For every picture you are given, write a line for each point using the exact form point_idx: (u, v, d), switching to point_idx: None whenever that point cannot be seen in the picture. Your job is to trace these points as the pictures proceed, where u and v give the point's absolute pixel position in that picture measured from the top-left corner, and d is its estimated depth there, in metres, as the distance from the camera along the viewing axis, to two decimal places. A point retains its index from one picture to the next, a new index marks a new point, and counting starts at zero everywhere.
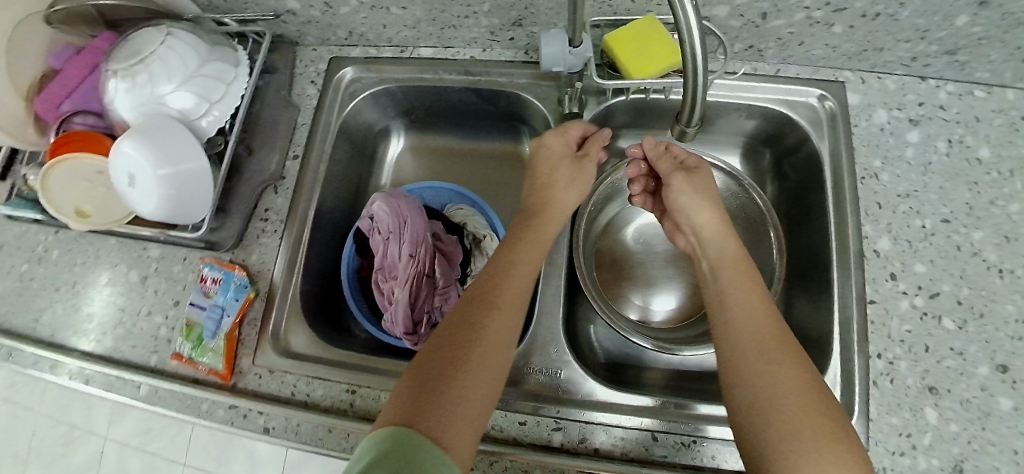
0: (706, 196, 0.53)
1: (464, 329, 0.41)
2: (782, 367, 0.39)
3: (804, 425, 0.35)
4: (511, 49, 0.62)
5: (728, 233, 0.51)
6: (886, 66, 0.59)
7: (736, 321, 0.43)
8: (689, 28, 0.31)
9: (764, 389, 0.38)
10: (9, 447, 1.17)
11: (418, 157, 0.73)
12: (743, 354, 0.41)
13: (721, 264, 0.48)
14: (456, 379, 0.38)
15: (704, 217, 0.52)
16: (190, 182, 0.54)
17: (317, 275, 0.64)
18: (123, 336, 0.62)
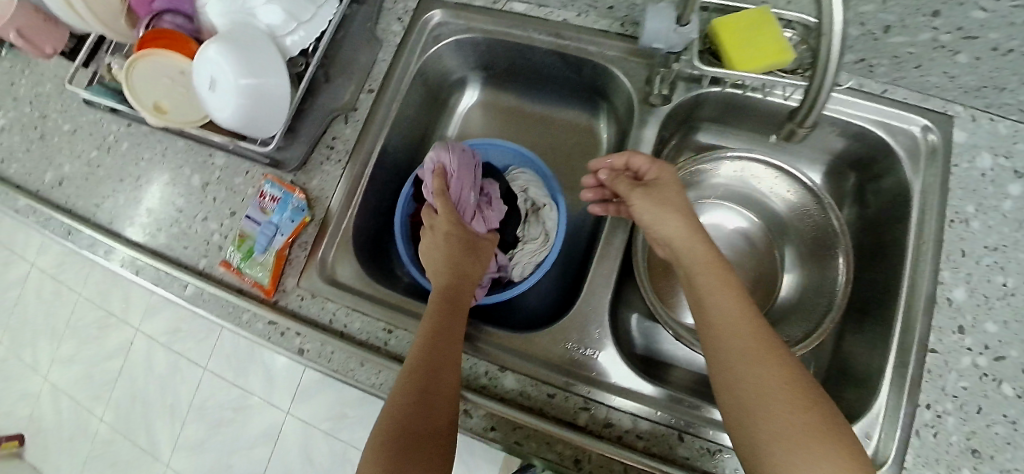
0: (675, 211, 0.49)
1: (433, 342, 0.46)
2: (787, 391, 0.39)
3: (816, 450, 0.36)
4: (607, 19, 0.59)
5: (700, 237, 0.48)
6: (1002, 108, 0.55)
7: (735, 346, 0.42)
8: (832, 24, 0.30)
9: (775, 421, 0.38)
10: (55, 318, 1.28)
11: (489, 113, 0.73)
12: (751, 381, 0.40)
13: (704, 278, 0.46)
14: (436, 387, 0.44)
15: (669, 231, 0.48)
16: (268, 96, 0.53)
17: (372, 211, 0.64)
18: (177, 236, 0.64)
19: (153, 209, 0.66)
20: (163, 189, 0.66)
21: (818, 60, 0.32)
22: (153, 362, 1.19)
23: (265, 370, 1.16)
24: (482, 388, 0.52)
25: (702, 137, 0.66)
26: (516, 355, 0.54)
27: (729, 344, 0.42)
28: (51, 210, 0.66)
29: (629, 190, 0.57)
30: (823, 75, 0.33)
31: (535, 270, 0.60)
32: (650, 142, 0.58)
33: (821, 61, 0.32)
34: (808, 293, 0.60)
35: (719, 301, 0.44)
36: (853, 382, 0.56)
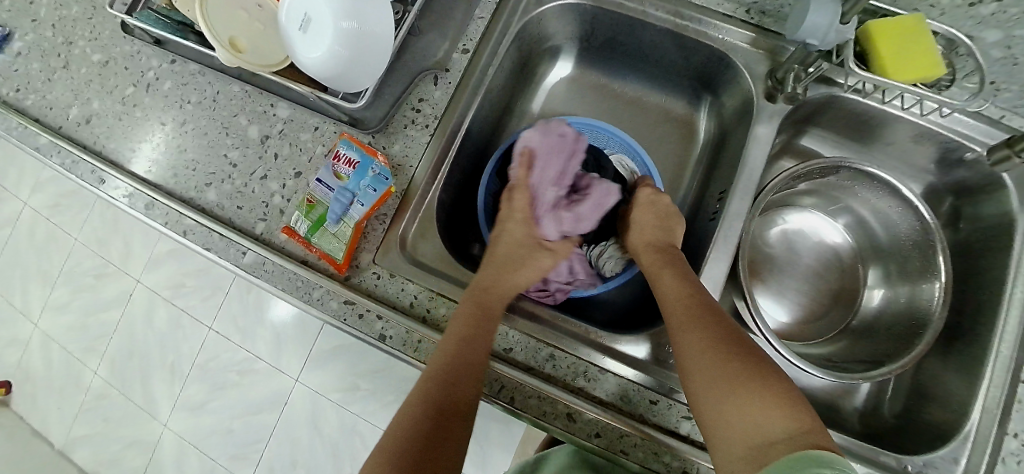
0: (642, 227, 0.55)
1: (455, 336, 0.45)
2: (713, 347, 0.41)
3: (741, 389, 0.38)
4: (732, 3, 0.55)
5: (660, 242, 0.53)
6: None
7: (675, 321, 0.45)
8: None
9: (703, 375, 0.40)
10: (47, 260, 1.19)
11: (577, 92, 0.67)
12: (687, 345, 0.43)
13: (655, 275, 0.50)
14: (455, 384, 0.43)
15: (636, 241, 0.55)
16: (365, 41, 0.47)
17: (454, 187, 0.59)
18: (231, 193, 0.57)
19: (200, 160, 0.58)
20: (213, 138, 0.58)
21: None
22: (153, 316, 1.12)
23: (275, 334, 1.08)
24: (580, 390, 0.48)
25: (804, 140, 0.65)
26: (614, 355, 0.50)
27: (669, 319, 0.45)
28: (83, 153, 0.59)
29: (742, 189, 0.53)
30: None
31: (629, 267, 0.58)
32: (762, 140, 0.54)
33: None
34: (896, 310, 0.58)
35: (663, 287, 0.48)
36: (935, 403, 0.56)
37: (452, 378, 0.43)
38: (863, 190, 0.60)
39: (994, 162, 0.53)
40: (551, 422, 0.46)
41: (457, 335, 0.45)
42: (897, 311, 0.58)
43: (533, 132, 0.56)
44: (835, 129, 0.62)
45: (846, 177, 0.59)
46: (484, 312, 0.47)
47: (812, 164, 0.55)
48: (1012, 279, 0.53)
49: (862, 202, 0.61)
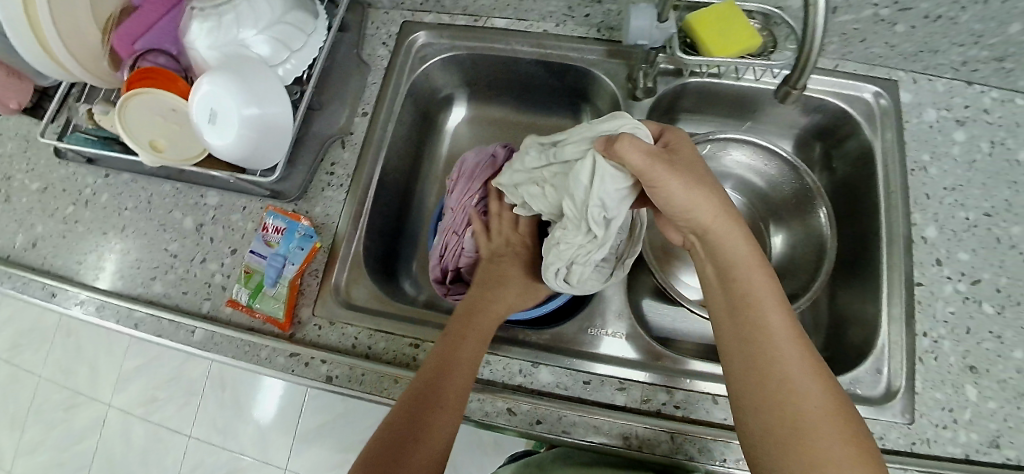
0: (696, 174, 0.42)
1: (442, 360, 0.46)
2: (794, 373, 0.38)
3: (826, 431, 0.35)
4: (584, 27, 0.64)
5: (726, 202, 0.43)
6: (937, 69, 0.62)
7: (745, 332, 0.40)
8: None
9: (789, 406, 0.37)
10: (13, 405, 1.18)
11: (476, 127, 0.75)
12: (778, 361, 0.38)
13: (741, 259, 0.42)
14: (439, 403, 0.44)
15: (706, 212, 0.42)
16: (268, 124, 0.54)
17: (378, 233, 0.64)
18: (177, 281, 0.62)
19: (144, 258, 0.63)
20: (153, 236, 0.64)
21: (807, 24, 0.39)
22: (131, 435, 1.11)
23: (255, 424, 1.07)
24: (520, 387, 0.53)
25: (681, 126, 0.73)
26: (548, 350, 0.55)
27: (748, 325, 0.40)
28: (34, 274, 0.63)
29: None
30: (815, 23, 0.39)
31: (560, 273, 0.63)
32: None
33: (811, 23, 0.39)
34: (796, 254, 0.65)
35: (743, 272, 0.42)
36: (855, 327, 0.61)
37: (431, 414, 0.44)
38: (740, 153, 0.66)
39: (783, 97, 0.52)
40: (496, 419, 0.51)
41: (446, 350, 0.47)
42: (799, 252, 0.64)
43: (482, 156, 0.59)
44: (703, 111, 0.70)
45: (724, 146, 0.66)
46: (465, 333, 0.48)
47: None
48: (884, 202, 0.60)
49: (746, 165, 0.68)
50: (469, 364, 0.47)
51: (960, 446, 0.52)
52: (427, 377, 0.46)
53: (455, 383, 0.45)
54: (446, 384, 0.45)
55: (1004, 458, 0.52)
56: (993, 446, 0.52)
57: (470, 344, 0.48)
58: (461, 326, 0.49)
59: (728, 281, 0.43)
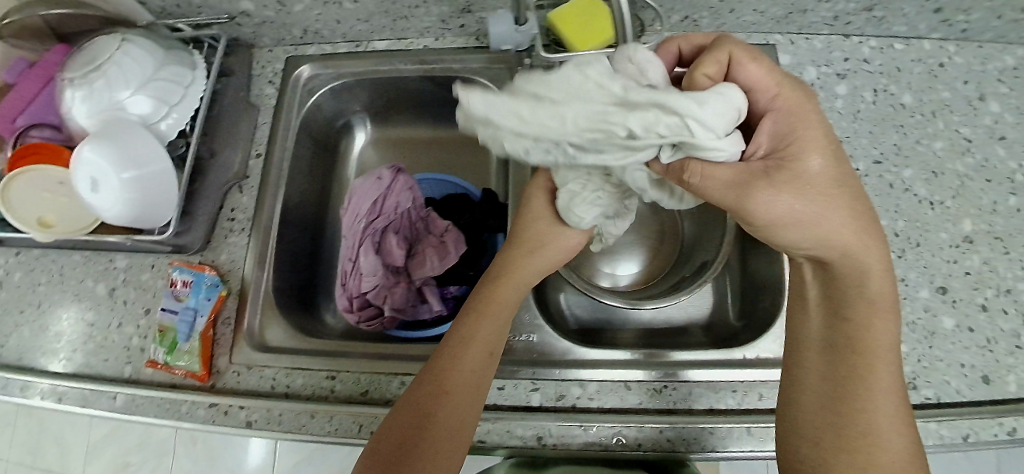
0: (850, 201, 0.37)
1: (447, 360, 0.46)
2: (908, 410, 0.38)
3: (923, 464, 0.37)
4: (462, 37, 0.65)
5: (867, 227, 0.38)
6: (812, 27, 0.64)
7: (896, 376, 0.38)
8: None
9: (903, 450, 0.37)
10: None
11: (380, 149, 0.76)
12: (865, 406, 0.38)
13: (853, 297, 0.40)
14: (444, 405, 0.44)
15: (850, 244, 0.37)
16: (154, 183, 0.54)
17: (289, 269, 0.65)
18: (96, 348, 0.62)
19: (62, 330, 0.63)
20: (67, 308, 0.64)
21: None
22: None
23: None
24: None
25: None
26: None
27: (870, 369, 0.38)
28: None
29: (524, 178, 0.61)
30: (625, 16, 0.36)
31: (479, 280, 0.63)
32: None
33: None
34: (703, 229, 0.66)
35: (851, 303, 0.40)
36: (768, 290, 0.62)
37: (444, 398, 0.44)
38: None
39: None
40: None
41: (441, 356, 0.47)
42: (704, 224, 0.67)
43: (370, 181, 0.59)
44: None
45: None
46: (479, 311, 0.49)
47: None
48: None
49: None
50: (485, 342, 0.47)
51: None
52: (433, 377, 0.46)
53: (468, 364, 0.46)
54: (451, 385, 0.45)
55: (923, 398, 0.53)
56: (912, 389, 0.53)
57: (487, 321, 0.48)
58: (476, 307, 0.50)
59: (842, 322, 0.40)
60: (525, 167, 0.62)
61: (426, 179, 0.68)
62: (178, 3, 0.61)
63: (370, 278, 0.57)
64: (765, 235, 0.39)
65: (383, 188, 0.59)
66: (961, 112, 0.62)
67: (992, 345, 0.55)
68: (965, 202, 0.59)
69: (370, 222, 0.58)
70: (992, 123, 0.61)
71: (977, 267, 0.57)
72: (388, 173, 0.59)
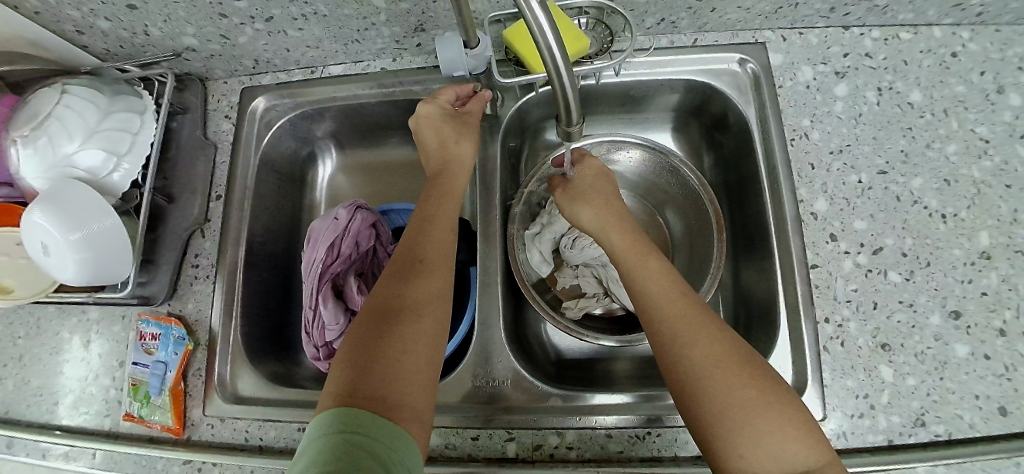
0: (594, 199, 0.54)
1: (370, 317, 0.43)
2: (728, 364, 0.38)
3: (760, 406, 0.36)
4: (421, 56, 0.62)
5: (638, 237, 0.50)
6: (805, 21, 0.59)
7: (694, 333, 0.40)
8: (536, 24, 0.31)
9: (712, 398, 0.36)
10: None
11: (350, 176, 0.74)
12: (673, 362, 0.39)
13: (650, 282, 0.45)
14: (381, 357, 0.40)
15: (620, 241, 0.49)
16: (104, 242, 0.53)
17: (258, 312, 0.63)
18: (73, 403, 0.61)
19: (40, 384, 0.63)
20: (44, 360, 0.63)
21: (546, 63, 0.35)
22: None
23: None
24: None
25: (551, 136, 0.69)
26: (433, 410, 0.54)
27: (657, 331, 0.42)
28: None
29: (492, 211, 0.60)
30: (554, 68, 0.35)
31: (457, 318, 0.61)
32: (497, 158, 0.61)
33: (548, 63, 0.35)
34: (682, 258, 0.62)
35: (644, 282, 0.45)
36: (760, 315, 0.57)
37: (393, 370, 0.39)
38: (612, 151, 0.66)
39: (565, 138, 0.46)
40: None
41: (379, 312, 0.43)
42: (695, 240, 0.64)
43: (329, 223, 0.57)
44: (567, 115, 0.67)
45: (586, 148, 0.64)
46: (419, 281, 0.45)
47: (539, 171, 0.62)
48: (766, 178, 0.56)
49: (620, 162, 0.67)
50: (430, 310, 0.44)
51: (881, 433, 0.48)
52: (359, 337, 0.42)
53: (418, 338, 0.42)
54: (382, 339, 0.41)
55: (932, 436, 0.47)
56: (918, 426, 0.47)
57: (428, 285, 0.45)
58: (414, 279, 0.45)
59: (639, 305, 0.44)
60: (493, 199, 0.60)
61: (398, 211, 0.66)
62: (123, 44, 0.61)
63: (333, 328, 0.55)
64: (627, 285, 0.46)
65: (342, 228, 0.57)
66: (976, 107, 0.56)
67: (1011, 373, 0.48)
68: (981, 212, 0.53)
69: (328, 269, 0.56)
70: (1011, 118, 0.55)
71: (994, 287, 0.50)
72: (345, 212, 0.57)
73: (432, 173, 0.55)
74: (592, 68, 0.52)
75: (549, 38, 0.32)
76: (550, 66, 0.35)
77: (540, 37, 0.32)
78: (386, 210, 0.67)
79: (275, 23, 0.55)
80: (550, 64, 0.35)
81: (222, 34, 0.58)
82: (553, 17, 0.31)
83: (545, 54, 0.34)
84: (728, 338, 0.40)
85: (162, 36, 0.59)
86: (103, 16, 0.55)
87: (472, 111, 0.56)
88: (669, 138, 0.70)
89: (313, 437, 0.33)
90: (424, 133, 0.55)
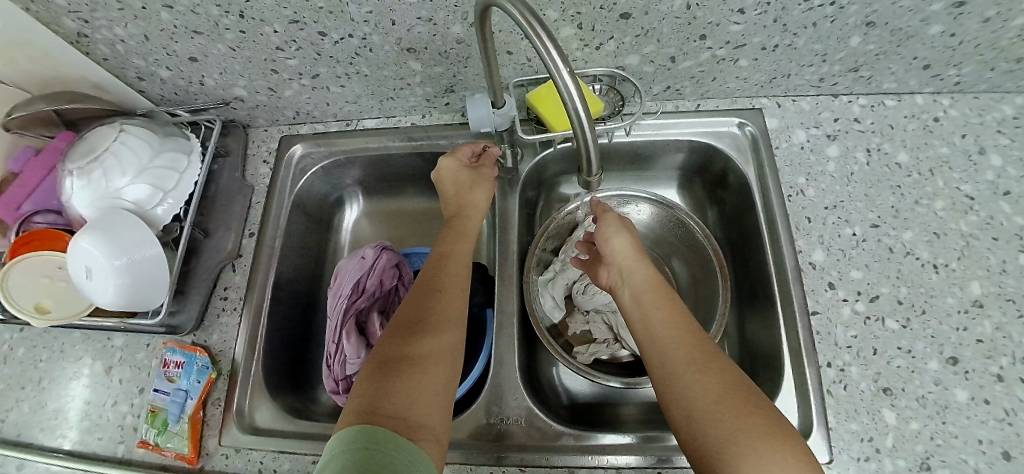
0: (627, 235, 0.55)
1: (394, 341, 0.45)
2: (735, 398, 0.40)
3: (767, 439, 0.37)
4: (448, 113, 0.68)
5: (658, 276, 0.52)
6: (798, 90, 0.65)
7: (704, 366, 0.42)
8: (551, 58, 0.34)
9: (716, 424, 0.39)
10: None
11: (373, 220, 0.79)
12: (679, 390, 0.42)
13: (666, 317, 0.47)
14: (404, 379, 0.42)
15: (642, 278, 0.52)
16: (144, 269, 0.57)
17: (279, 345, 0.65)
18: (88, 428, 0.62)
19: (58, 408, 0.64)
20: (65, 384, 0.65)
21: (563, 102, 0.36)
22: None
23: None
24: None
25: (565, 189, 0.73)
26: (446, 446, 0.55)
27: (670, 363, 0.44)
28: None
29: (509, 256, 0.63)
30: (570, 105, 0.35)
31: (472, 359, 0.63)
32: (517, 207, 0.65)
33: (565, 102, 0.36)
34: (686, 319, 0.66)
35: (660, 318, 0.48)
36: (766, 360, 0.59)
37: (416, 394, 0.41)
38: (622, 205, 0.71)
39: (587, 185, 0.45)
40: None
41: (404, 337, 0.45)
42: (701, 288, 0.67)
43: (356, 262, 0.61)
44: None
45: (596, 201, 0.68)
46: (440, 313, 0.48)
47: (553, 223, 0.67)
48: (766, 230, 0.61)
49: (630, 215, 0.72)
50: (450, 342, 0.46)
51: None
52: (385, 359, 0.44)
53: (438, 366, 0.44)
54: (406, 363, 0.43)
55: None
56: (923, 469, 0.48)
57: (449, 318, 0.48)
58: (435, 308, 0.48)
59: (653, 337, 0.47)
60: (510, 245, 0.64)
61: (418, 254, 0.70)
62: (178, 92, 0.67)
63: (354, 361, 0.57)
64: (644, 319, 0.49)
65: (367, 266, 0.61)
66: (960, 167, 0.61)
67: (1012, 418, 0.49)
68: (971, 263, 0.56)
69: (352, 304, 0.59)
70: (993, 178, 0.60)
71: (989, 334, 0.53)
72: (371, 251, 0.61)
73: (449, 218, 0.59)
74: (606, 128, 0.58)
75: (563, 74, 0.34)
76: (569, 106, 0.36)
77: (555, 75, 0.34)
78: (407, 253, 0.70)
79: (320, 80, 0.62)
80: (566, 102, 0.35)
81: (270, 87, 0.64)
82: (565, 54, 0.34)
83: (563, 94, 0.35)
84: (736, 375, 0.42)
85: (216, 86, 0.65)
86: (165, 66, 0.61)
87: (486, 165, 0.61)
88: (675, 190, 0.75)
89: (335, 456, 0.35)
90: (445, 185, 0.60)
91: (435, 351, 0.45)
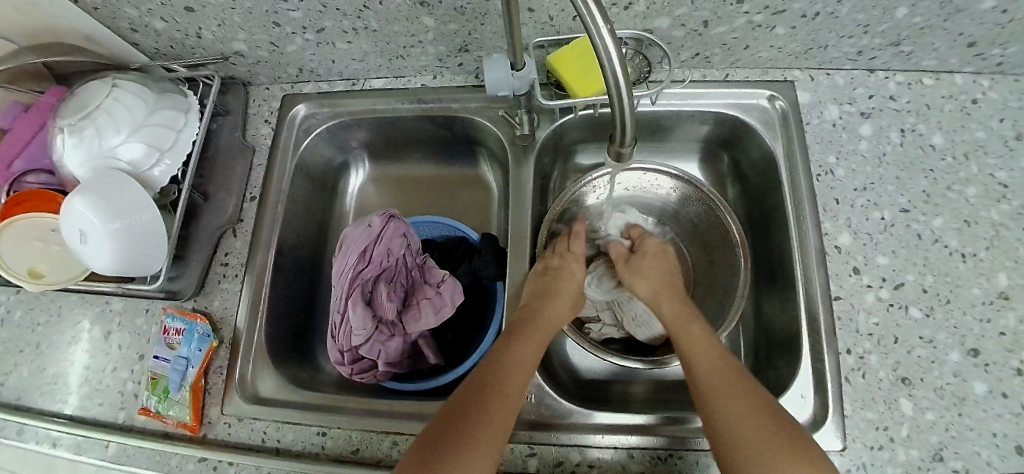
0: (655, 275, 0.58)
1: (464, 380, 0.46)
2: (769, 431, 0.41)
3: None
4: (461, 75, 0.64)
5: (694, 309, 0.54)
6: (833, 63, 0.61)
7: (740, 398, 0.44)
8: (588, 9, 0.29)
9: (745, 455, 0.40)
10: None
11: (379, 186, 0.76)
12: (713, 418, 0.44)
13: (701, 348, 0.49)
14: (462, 420, 0.42)
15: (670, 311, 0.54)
16: (143, 233, 0.54)
17: (282, 314, 0.64)
18: (88, 394, 0.60)
19: (57, 372, 0.62)
20: (63, 348, 0.63)
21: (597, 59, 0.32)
22: None
23: None
24: None
25: (581, 160, 0.70)
26: None
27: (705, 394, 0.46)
28: None
29: (522, 227, 0.60)
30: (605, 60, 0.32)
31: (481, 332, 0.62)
32: (531, 179, 0.61)
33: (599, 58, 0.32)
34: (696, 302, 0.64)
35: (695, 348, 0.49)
36: (782, 345, 0.58)
37: (469, 435, 0.41)
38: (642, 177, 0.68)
39: (617, 156, 0.42)
40: None
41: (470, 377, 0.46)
42: (717, 268, 0.65)
43: (363, 229, 0.59)
44: (597, 140, 0.68)
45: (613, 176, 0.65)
46: (504, 351, 0.48)
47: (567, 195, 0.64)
48: (790, 211, 0.58)
49: (649, 188, 0.70)
50: (513, 380, 0.46)
51: (900, 467, 0.48)
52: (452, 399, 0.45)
53: (495, 404, 0.44)
54: (466, 405, 0.44)
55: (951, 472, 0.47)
56: (937, 461, 0.47)
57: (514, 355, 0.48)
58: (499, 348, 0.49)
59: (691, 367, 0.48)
60: (523, 216, 0.61)
61: (427, 222, 0.68)
62: (173, 45, 0.62)
63: (360, 333, 0.55)
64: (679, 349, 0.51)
65: (374, 236, 0.58)
66: (996, 152, 0.58)
67: None
68: (1000, 253, 0.54)
69: (359, 276, 0.57)
70: None
71: (1013, 327, 0.51)
72: (378, 220, 0.58)
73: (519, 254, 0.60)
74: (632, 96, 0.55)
75: (600, 28, 0.30)
76: (604, 62, 0.32)
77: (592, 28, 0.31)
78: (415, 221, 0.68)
79: (325, 35, 0.58)
80: (601, 59, 0.32)
81: (272, 41, 0.60)
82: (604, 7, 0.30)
83: (597, 49, 0.32)
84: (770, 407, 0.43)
85: (214, 39, 0.61)
86: (159, 16, 0.57)
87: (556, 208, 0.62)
88: (694, 166, 0.72)
89: None
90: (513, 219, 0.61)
91: (494, 390, 0.45)
